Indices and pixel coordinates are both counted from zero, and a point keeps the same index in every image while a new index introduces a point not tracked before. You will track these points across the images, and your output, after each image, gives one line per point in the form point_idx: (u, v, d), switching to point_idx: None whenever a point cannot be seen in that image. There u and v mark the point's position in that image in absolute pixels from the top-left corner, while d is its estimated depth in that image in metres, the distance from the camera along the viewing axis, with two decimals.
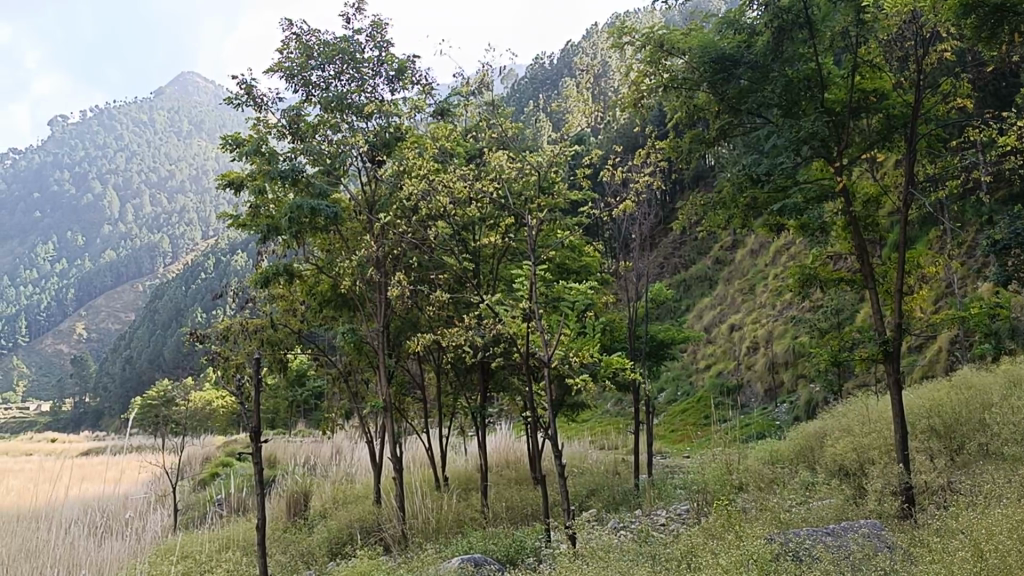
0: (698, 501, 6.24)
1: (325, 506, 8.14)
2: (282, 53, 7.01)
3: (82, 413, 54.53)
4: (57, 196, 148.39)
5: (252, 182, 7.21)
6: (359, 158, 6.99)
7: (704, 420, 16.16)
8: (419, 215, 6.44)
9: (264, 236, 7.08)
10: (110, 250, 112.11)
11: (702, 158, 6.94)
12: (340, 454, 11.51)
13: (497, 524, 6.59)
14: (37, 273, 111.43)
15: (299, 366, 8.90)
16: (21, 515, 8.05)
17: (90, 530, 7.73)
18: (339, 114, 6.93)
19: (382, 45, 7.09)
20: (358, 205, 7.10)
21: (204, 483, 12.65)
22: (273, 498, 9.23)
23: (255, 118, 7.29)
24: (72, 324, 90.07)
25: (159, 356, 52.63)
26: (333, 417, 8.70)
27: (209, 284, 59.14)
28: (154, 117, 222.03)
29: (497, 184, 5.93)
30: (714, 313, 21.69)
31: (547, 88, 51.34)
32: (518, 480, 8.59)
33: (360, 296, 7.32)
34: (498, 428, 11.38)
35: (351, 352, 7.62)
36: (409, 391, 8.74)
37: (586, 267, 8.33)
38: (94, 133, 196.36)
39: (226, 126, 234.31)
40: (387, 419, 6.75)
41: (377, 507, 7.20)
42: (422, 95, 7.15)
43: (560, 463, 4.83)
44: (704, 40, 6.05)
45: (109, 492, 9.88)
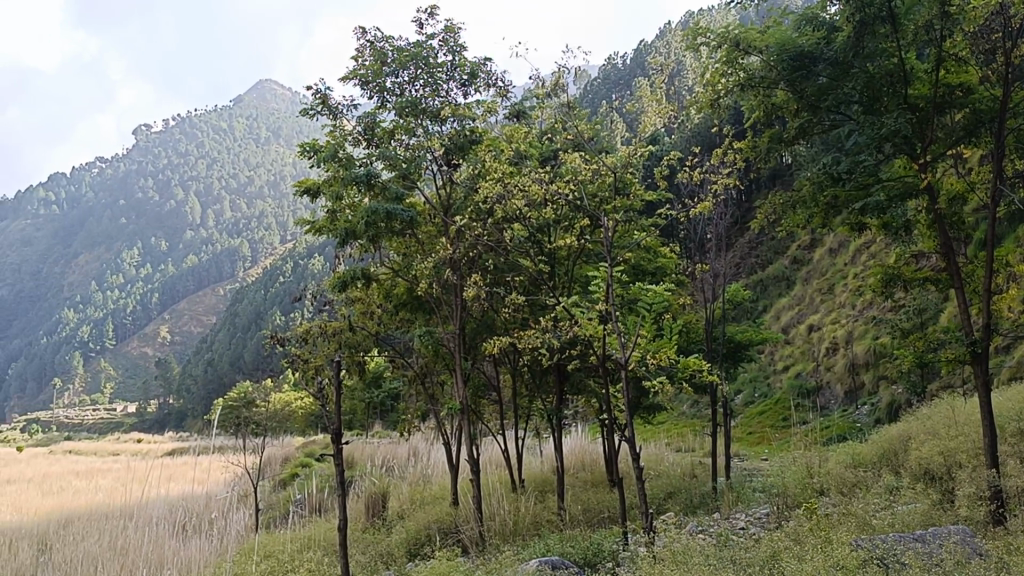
0: (780, 504, 6.14)
1: (403, 508, 8.22)
2: (356, 60, 7.09)
3: (167, 414, 55.92)
4: (141, 204, 152.48)
5: (328, 188, 7.28)
6: (434, 161, 7.07)
7: (783, 422, 15.93)
8: (494, 217, 6.49)
9: (342, 240, 7.15)
10: (192, 255, 114.81)
11: (780, 157, 6.89)
12: (417, 454, 11.62)
13: (574, 527, 6.57)
14: (124, 278, 114.64)
15: (377, 368, 9.00)
16: (109, 515, 8.26)
17: (174, 530, 7.89)
18: (414, 118, 6.97)
19: (455, 49, 7.14)
20: (433, 208, 7.18)
21: (285, 483, 12.86)
22: (352, 498, 9.35)
23: (330, 126, 7.40)
24: (157, 328, 92.43)
25: (239, 358, 53.75)
26: (409, 419, 8.79)
27: (287, 289, 60.16)
28: (233, 123, 226.90)
29: (573, 186, 5.92)
30: (792, 313, 21.37)
31: (620, 88, 51.21)
32: (595, 483, 8.57)
33: (436, 298, 7.38)
34: (575, 430, 11.36)
35: (427, 354, 7.66)
36: (485, 393, 8.76)
37: (661, 268, 8.28)
38: (176, 140, 201.43)
39: (303, 133, 238.30)
40: (465, 420, 6.78)
41: (455, 508, 7.23)
42: (496, 98, 7.16)
43: (638, 465, 4.79)
44: (781, 38, 6.01)
45: (192, 491, 10.09)
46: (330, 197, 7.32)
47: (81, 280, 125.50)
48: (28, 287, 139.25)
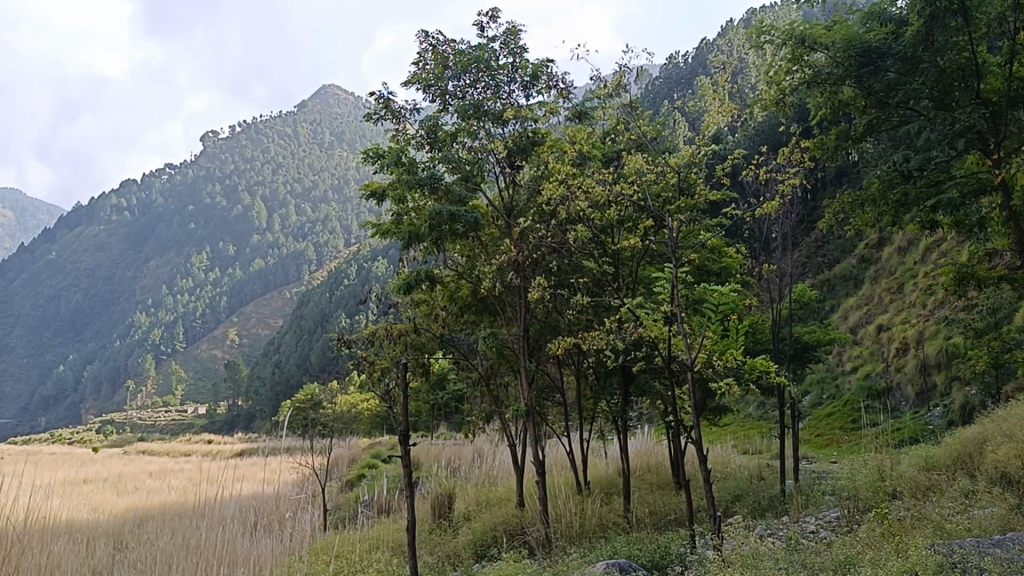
0: (851, 508, 6.04)
1: (469, 509, 8.27)
2: (418, 65, 7.14)
3: (237, 415, 56.83)
4: (210, 209, 155.30)
5: (393, 192, 7.36)
6: (498, 164, 7.07)
7: (852, 424, 15.67)
8: (558, 219, 6.50)
9: (407, 242, 7.21)
10: (259, 258, 116.58)
11: (848, 153, 6.83)
12: (482, 456, 11.69)
13: (640, 528, 6.55)
14: (193, 281, 116.83)
15: (441, 370, 9.07)
16: (182, 513, 8.46)
17: (246, 529, 8.05)
18: (476, 120, 6.99)
19: (516, 51, 7.14)
20: (496, 210, 7.18)
21: (352, 483, 13.01)
22: (419, 498, 9.44)
23: (394, 130, 7.47)
24: (226, 331, 94.03)
25: (306, 361, 54.48)
26: (475, 420, 8.84)
27: (352, 292, 60.84)
28: (298, 128, 229.96)
29: (637, 187, 5.89)
30: (860, 313, 21.01)
31: (682, 87, 50.92)
32: (661, 485, 8.52)
33: (500, 300, 7.40)
34: (640, 431, 11.33)
35: (491, 356, 7.69)
36: (549, 395, 8.77)
37: (726, 268, 8.20)
38: (242, 146, 204.82)
39: (366, 137, 240.55)
40: (530, 422, 6.79)
41: (521, 510, 7.24)
42: (557, 99, 7.14)
43: (706, 466, 4.73)
44: (848, 33, 6.00)
45: (262, 491, 10.27)
46: (395, 200, 7.40)
47: (153, 284, 128.36)
48: (102, 292, 142.79)
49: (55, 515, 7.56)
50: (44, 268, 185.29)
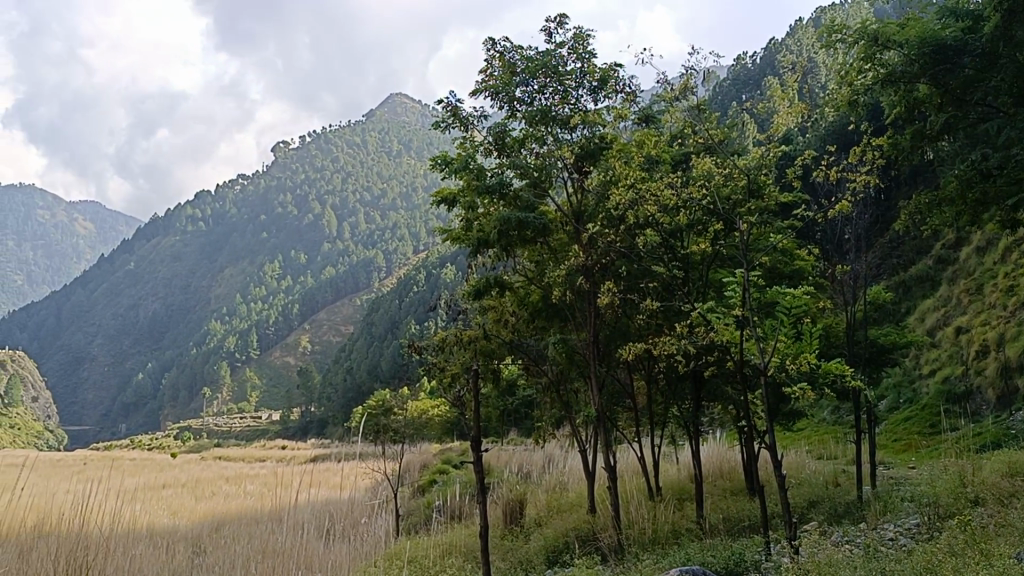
0: (931, 514, 5.91)
1: (541, 516, 8.27)
2: (485, 73, 7.20)
3: (309, 422, 57.50)
4: (282, 219, 157.89)
5: (463, 199, 7.45)
6: (566, 170, 7.06)
7: (931, 428, 15.33)
8: (627, 223, 6.48)
9: (475, 249, 7.27)
10: (330, 266, 118.10)
11: (924, 149, 6.82)
12: (552, 461, 11.70)
13: (713, 536, 6.47)
14: (266, 289, 118.75)
15: (511, 377, 9.09)
16: (259, 517, 8.64)
17: (321, 533, 8.18)
18: (544, 127, 6.98)
19: (584, 56, 7.14)
20: (565, 215, 7.12)
21: (423, 488, 13.11)
22: (491, 504, 9.49)
23: (462, 138, 7.54)
24: (298, 338, 95.33)
25: (377, 368, 54.95)
26: (545, 426, 8.84)
27: (421, 298, 61.32)
28: (366, 137, 232.54)
29: (707, 191, 5.84)
30: (938, 315, 20.54)
31: (751, 89, 50.38)
32: (734, 490, 8.42)
33: (570, 306, 7.40)
34: (712, 437, 11.22)
35: (561, 361, 7.69)
36: (620, 400, 8.74)
37: (799, 270, 8.09)
38: (312, 155, 207.74)
39: (433, 144, 242.14)
40: (600, 428, 6.76)
41: (593, 516, 7.20)
42: (626, 104, 7.13)
43: (780, 471, 4.65)
44: (921, 30, 6.06)
45: (336, 496, 10.40)
46: (465, 207, 7.50)
47: (227, 293, 130.88)
48: (179, 301, 145.96)
49: (139, 521, 7.75)
50: (123, 278, 190.31)
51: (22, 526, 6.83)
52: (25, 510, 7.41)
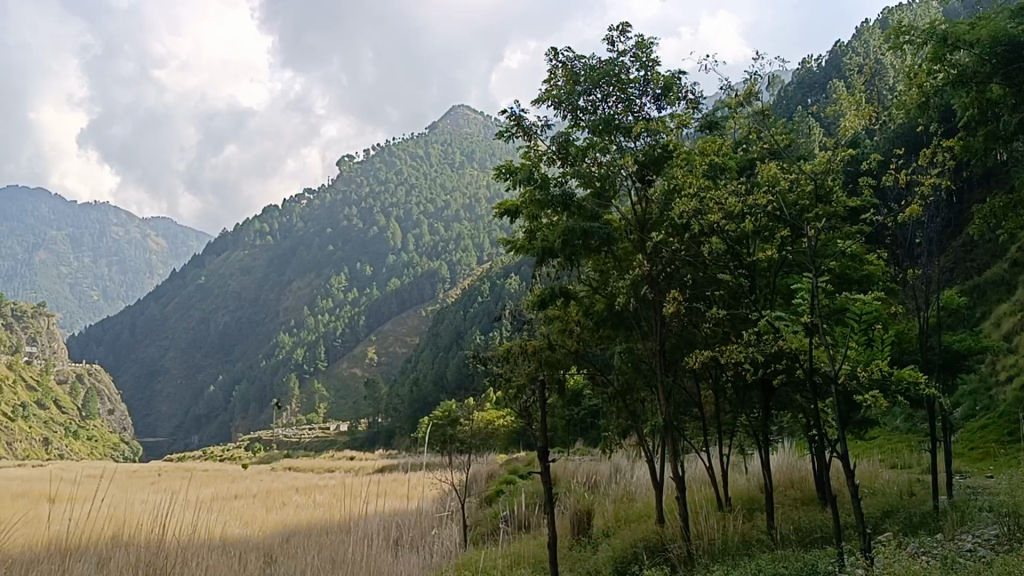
0: (1011, 525, 5.75)
1: (609, 525, 8.23)
2: (548, 83, 7.24)
3: (377, 432, 57.84)
4: (347, 231, 159.70)
5: (526, 209, 7.49)
6: (629, 179, 7.00)
7: (1009, 434, 14.95)
8: (691, 232, 6.43)
9: (540, 258, 7.29)
10: (395, 277, 119.07)
11: (997, 152, 6.74)
12: (619, 472, 11.65)
13: (785, 546, 6.37)
14: (333, 302, 120.13)
15: (577, 387, 9.09)
16: (330, 527, 8.75)
17: (390, 543, 8.25)
18: (608, 135, 6.96)
19: (646, 64, 7.13)
20: (629, 224, 7.06)
21: (491, 498, 13.14)
22: (559, 514, 9.48)
23: (525, 148, 7.58)
24: (365, 350, 96.08)
25: (443, 378, 55.18)
26: (613, 436, 8.81)
27: (486, 309, 61.58)
28: (429, 150, 234.29)
29: (773, 197, 5.76)
30: (1015, 319, 20.01)
31: (816, 92, 49.72)
32: (805, 500, 8.31)
33: (635, 316, 7.36)
34: (781, 446, 11.08)
35: (628, 372, 7.65)
36: (687, 409, 8.68)
37: (869, 275, 7.96)
38: (377, 169, 209.87)
39: (496, 155, 242.97)
40: (668, 439, 6.73)
41: (661, 527, 7.14)
42: (689, 110, 7.11)
43: (853, 480, 4.55)
44: (994, 29, 6.06)
45: (404, 507, 10.48)
46: (529, 218, 7.54)
47: (295, 305, 132.88)
48: (248, 314, 148.34)
49: (213, 531, 7.92)
50: (194, 292, 194.22)
51: (102, 535, 7.04)
52: (104, 522, 7.63)
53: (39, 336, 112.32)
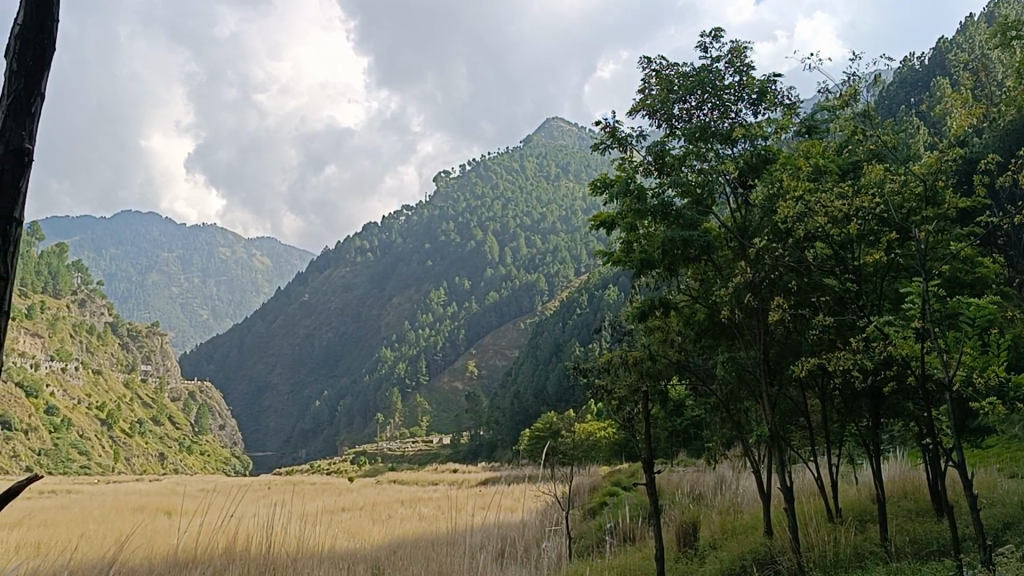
0: None
1: (715, 537, 8.15)
2: (644, 92, 7.24)
3: (480, 444, 58.20)
4: (446, 246, 161.37)
5: (622, 220, 7.49)
6: (729, 184, 6.88)
7: None
8: (795, 238, 6.30)
9: (639, 270, 7.27)
10: (494, 290, 119.73)
11: None
12: (725, 482, 11.51)
13: (899, 558, 6.19)
14: (433, 316, 121.55)
15: (680, 399, 8.97)
16: (436, 540, 8.82)
17: (495, 555, 8.25)
18: (704, 143, 6.87)
19: (741, 68, 7.05)
20: (729, 230, 6.92)
21: (594, 510, 13.10)
22: (665, 526, 9.39)
23: (621, 160, 7.61)
24: (465, 362, 96.80)
25: (544, 391, 55.17)
26: (717, 446, 8.68)
27: (585, 321, 61.36)
28: (526, 163, 235.33)
29: (879, 198, 5.61)
30: None
31: (921, 91, 48.30)
32: (919, 511, 8.04)
33: (736, 324, 7.26)
34: (891, 457, 10.74)
35: (732, 381, 7.50)
36: (793, 419, 8.48)
37: (982, 278, 7.67)
38: (474, 184, 211.70)
39: (592, 167, 242.54)
40: (775, 449, 6.56)
41: (770, 539, 7.01)
42: (787, 115, 7.02)
43: (971, 490, 4.37)
44: None
45: (509, 518, 10.48)
46: (626, 229, 7.51)
47: (397, 321, 134.83)
48: (351, 331, 151.29)
49: (321, 543, 8.06)
50: (299, 310, 198.78)
51: (216, 546, 7.25)
52: (218, 534, 7.85)
53: (154, 356, 116.61)
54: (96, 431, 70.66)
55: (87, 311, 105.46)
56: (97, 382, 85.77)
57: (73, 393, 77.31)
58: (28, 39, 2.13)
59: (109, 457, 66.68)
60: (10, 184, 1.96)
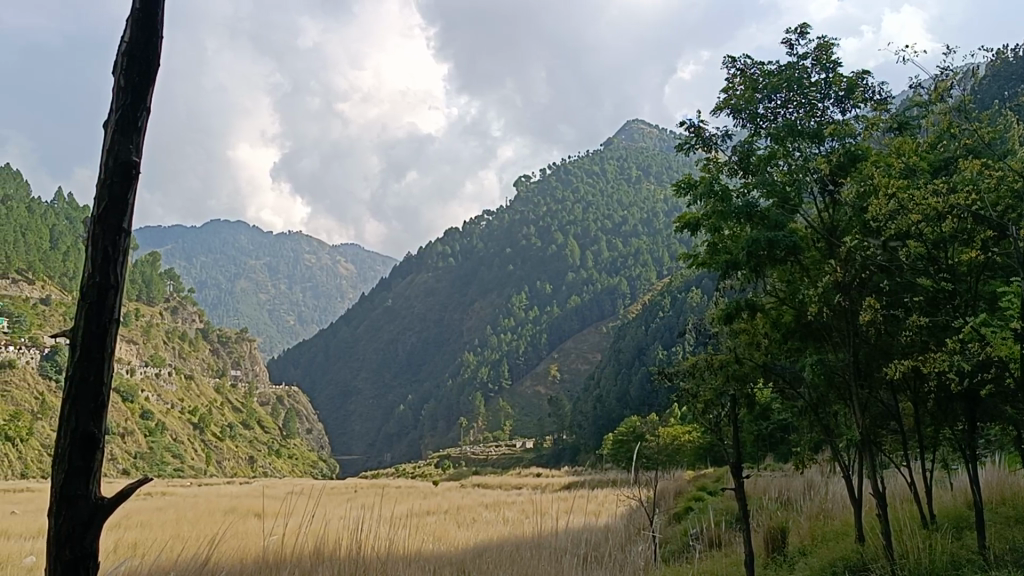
0: None
1: (805, 544, 7.99)
2: (728, 91, 7.30)
3: (563, 449, 58.20)
4: (527, 251, 161.85)
5: (705, 221, 7.47)
6: (820, 183, 6.77)
7: None
8: (886, 236, 6.17)
9: (724, 271, 7.20)
10: (576, 294, 119.61)
11: None
12: (814, 488, 11.31)
13: (997, 567, 5.98)
14: (515, 321, 121.97)
15: (767, 403, 8.83)
16: (521, 543, 8.84)
17: (579, 557, 8.24)
18: (790, 142, 6.82)
19: (828, 66, 6.95)
20: (817, 229, 6.81)
21: (679, 515, 13.00)
22: (753, 532, 9.28)
23: (704, 160, 7.63)
24: (548, 367, 96.94)
25: (626, 395, 54.97)
26: (807, 452, 8.49)
27: (668, 324, 60.77)
28: (605, 167, 234.50)
29: (974, 195, 5.47)
30: None
31: (1016, 84, 46.82)
32: (1017, 519, 7.77)
33: (826, 326, 7.11)
34: (986, 464, 10.42)
35: (821, 384, 7.32)
36: (885, 422, 8.26)
37: None
38: (554, 187, 211.91)
39: (674, 168, 240.50)
40: (866, 452, 6.39)
41: (862, 545, 6.84)
42: (877, 111, 6.95)
43: None
44: None
45: (593, 522, 10.45)
46: (709, 230, 7.49)
47: (479, 325, 135.60)
48: (434, 336, 152.66)
49: (407, 544, 8.16)
50: (383, 315, 201.22)
51: (306, 547, 7.39)
52: (308, 535, 8.00)
53: (244, 360, 119.37)
54: (189, 435, 72.53)
55: (179, 317, 108.25)
56: (189, 387, 87.98)
57: (166, 397, 79.64)
58: (133, 56, 2.58)
59: (201, 460, 68.38)
60: (118, 194, 2.45)
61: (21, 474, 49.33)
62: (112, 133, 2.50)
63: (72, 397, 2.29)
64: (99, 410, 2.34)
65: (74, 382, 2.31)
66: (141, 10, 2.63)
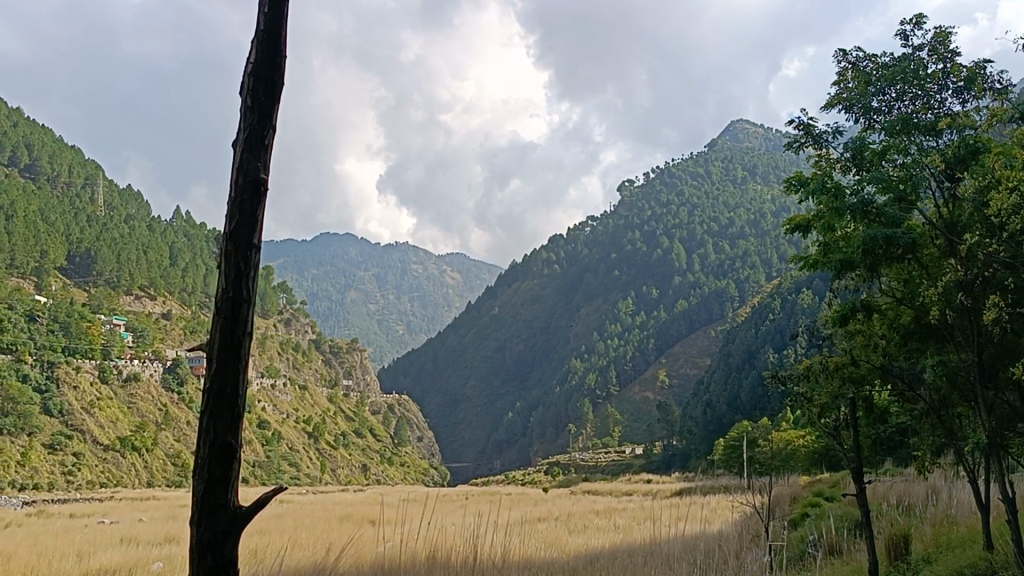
0: None
1: (929, 550, 7.75)
2: (840, 86, 7.23)
3: (673, 454, 57.53)
4: (633, 255, 160.93)
5: (818, 222, 7.37)
6: (936, 178, 6.56)
7: None
8: (1007, 229, 5.93)
9: (839, 270, 7.05)
10: (683, 298, 118.33)
11: None
12: (936, 492, 10.94)
13: None
14: (622, 326, 121.35)
15: (885, 406, 8.58)
16: (634, 550, 8.80)
17: (694, 564, 8.14)
18: (905, 136, 6.66)
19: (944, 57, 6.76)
20: (935, 224, 6.56)
21: (796, 521, 12.75)
22: (875, 537, 9.05)
23: (816, 157, 7.55)
24: (655, 371, 96.06)
25: (738, 399, 54.08)
26: (928, 453, 8.21)
27: (779, 327, 59.50)
28: (710, 169, 231.56)
29: None
30: None
31: None
32: None
33: (945, 325, 6.86)
34: None
35: (941, 384, 7.06)
36: (1011, 424, 7.92)
37: None
38: (659, 191, 210.37)
39: (782, 167, 235.86)
40: (994, 455, 6.15)
41: (991, 552, 6.59)
42: (998, 101, 6.69)
43: None
44: None
45: (705, 529, 10.32)
46: (822, 231, 7.37)
47: (586, 331, 135.29)
48: (542, 344, 152.95)
49: (519, 551, 8.19)
50: (490, 323, 202.65)
51: (422, 555, 7.51)
52: (422, 543, 8.11)
53: (355, 370, 121.66)
54: (304, 443, 74.42)
55: (292, 329, 111.10)
56: (304, 397, 90.10)
57: (282, 407, 81.80)
58: (259, 77, 2.70)
59: (317, 468, 69.96)
60: (248, 210, 2.56)
61: (147, 483, 51.20)
62: (240, 153, 2.63)
63: (210, 403, 2.45)
64: (234, 419, 2.47)
65: (211, 392, 2.47)
66: (264, 33, 2.74)
